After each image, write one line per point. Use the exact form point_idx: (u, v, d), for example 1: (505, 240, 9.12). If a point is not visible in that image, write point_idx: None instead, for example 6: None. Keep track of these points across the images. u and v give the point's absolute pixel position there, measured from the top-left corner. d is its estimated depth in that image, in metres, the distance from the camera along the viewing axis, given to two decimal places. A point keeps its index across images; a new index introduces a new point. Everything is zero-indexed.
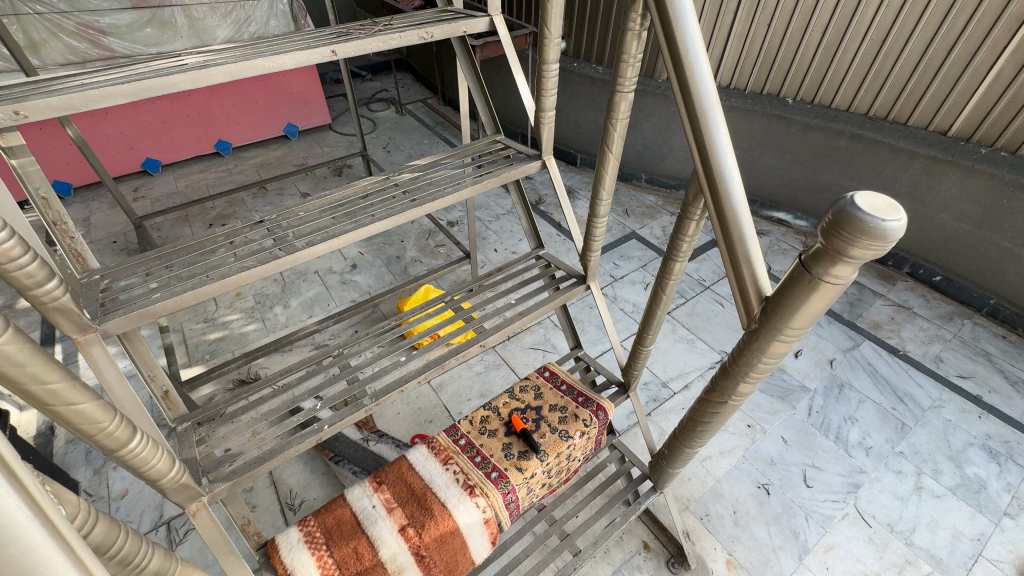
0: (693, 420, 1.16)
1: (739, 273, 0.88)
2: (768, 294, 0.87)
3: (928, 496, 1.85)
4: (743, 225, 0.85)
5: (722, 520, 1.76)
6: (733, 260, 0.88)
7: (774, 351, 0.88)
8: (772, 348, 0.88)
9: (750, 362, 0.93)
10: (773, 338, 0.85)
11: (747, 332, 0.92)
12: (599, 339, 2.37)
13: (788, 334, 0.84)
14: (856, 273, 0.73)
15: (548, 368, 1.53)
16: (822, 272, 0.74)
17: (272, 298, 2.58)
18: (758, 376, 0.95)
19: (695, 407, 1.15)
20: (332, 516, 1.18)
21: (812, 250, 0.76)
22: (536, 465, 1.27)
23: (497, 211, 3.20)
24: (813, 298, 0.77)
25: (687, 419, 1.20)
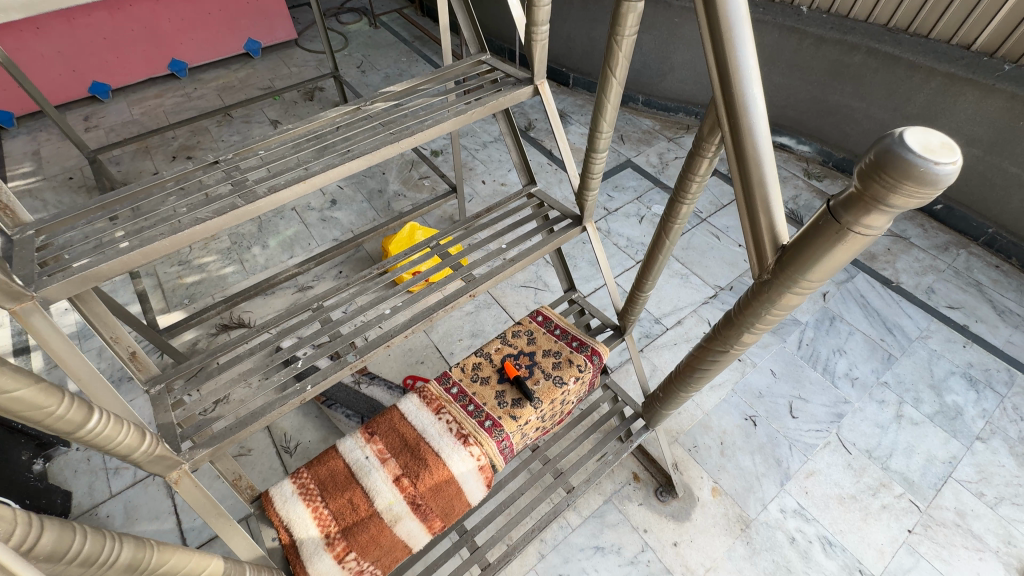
0: (692, 366, 1.14)
1: (756, 219, 0.80)
2: (784, 242, 0.80)
3: (907, 423, 1.91)
4: (765, 165, 0.75)
5: (710, 451, 1.82)
6: (749, 206, 0.80)
7: (785, 302, 0.83)
8: (784, 298, 0.83)
9: (758, 313, 0.88)
10: (787, 289, 0.80)
11: (758, 281, 0.86)
12: (592, 275, 2.31)
13: (804, 286, 0.78)
14: (890, 222, 0.66)
15: (541, 312, 1.48)
16: (853, 222, 0.66)
17: (248, 237, 2.44)
18: (766, 325, 0.91)
19: (694, 352, 1.12)
20: (325, 468, 1.17)
21: (843, 197, 0.68)
22: (530, 412, 1.26)
23: (484, 139, 2.99)
24: (837, 249, 0.70)
25: (684, 364, 1.18)
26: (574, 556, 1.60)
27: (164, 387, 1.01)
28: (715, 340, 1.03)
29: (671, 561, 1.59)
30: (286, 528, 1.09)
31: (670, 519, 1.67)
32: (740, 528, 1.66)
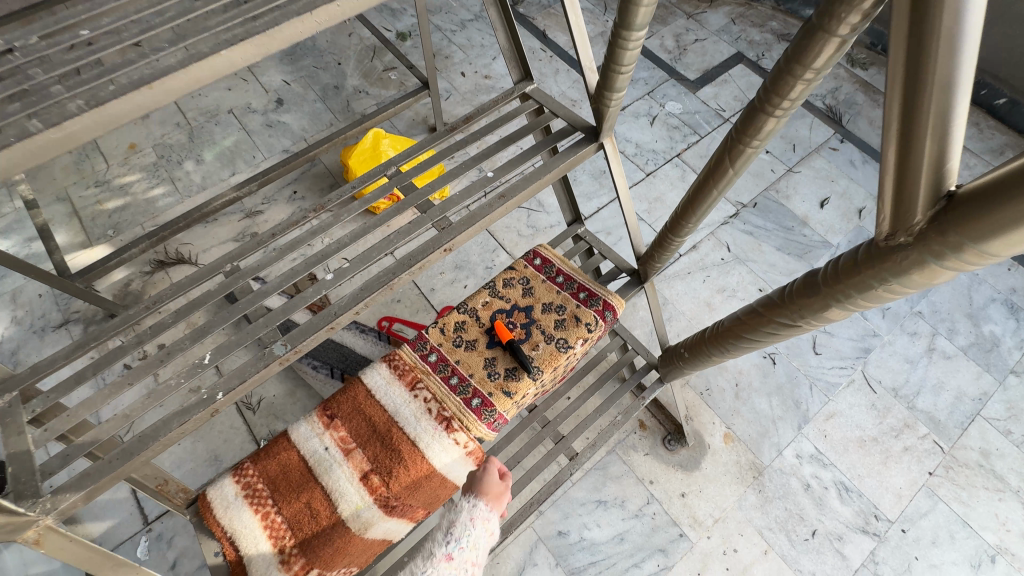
0: (735, 335, 0.89)
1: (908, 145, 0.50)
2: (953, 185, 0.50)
3: (938, 358, 1.74)
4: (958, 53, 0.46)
5: (724, 394, 1.65)
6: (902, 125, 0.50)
7: (913, 280, 0.55)
8: (916, 274, 0.54)
9: (863, 286, 0.60)
10: (934, 259, 0.51)
11: (877, 244, 0.57)
12: (594, 192, 1.95)
13: (965, 259, 0.49)
14: None
15: (539, 253, 1.17)
16: None
17: (178, 150, 2.00)
18: (861, 305, 0.64)
19: (739, 319, 0.86)
20: (275, 463, 0.95)
21: None
22: (528, 386, 1.01)
23: (462, 16, 2.41)
24: None
25: (725, 329, 0.93)
26: (575, 511, 1.48)
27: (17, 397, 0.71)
28: (778, 309, 0.76)
29: (678, 513, 1.49)
30: (230, 540, 0.89)
31: (679, 469, 1.54)
32: (753, 476, 1.54)
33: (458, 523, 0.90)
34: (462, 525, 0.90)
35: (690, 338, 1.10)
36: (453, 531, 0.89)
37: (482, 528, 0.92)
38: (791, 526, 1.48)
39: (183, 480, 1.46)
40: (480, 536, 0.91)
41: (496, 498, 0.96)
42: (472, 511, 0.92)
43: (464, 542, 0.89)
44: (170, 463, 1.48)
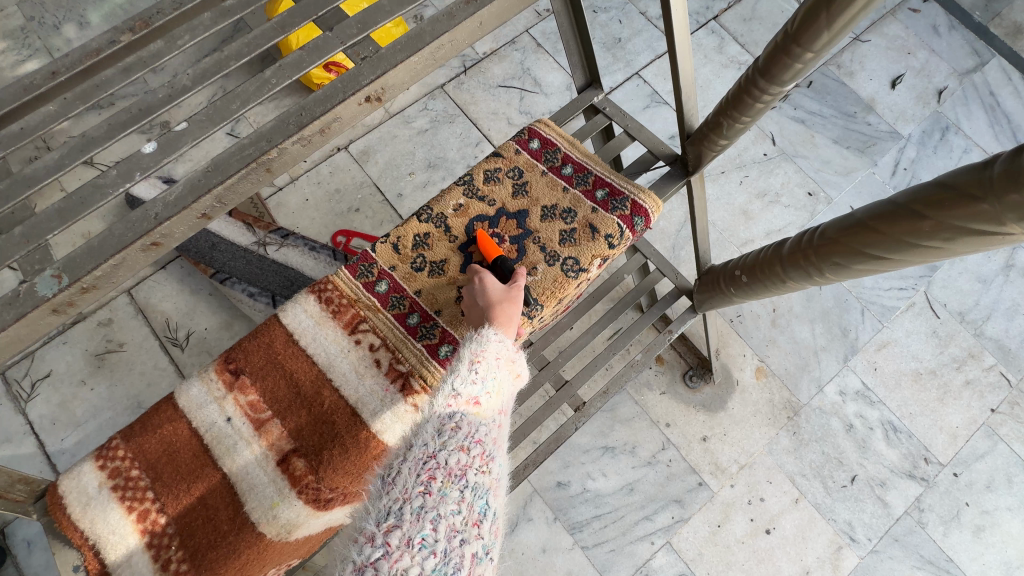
0: (846, 250, 0.57)
1: None
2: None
3: (1017, 276, 1.44)
4: None
5: (758, 321, 1.36)
6: None
7: None
8: None
9: None
10: None
11: None
12: (606, 67, 1.51)
13: None
14: None
15: (537, 132, 0.79)
16: None
17: (53, 8, 1.50)
18: None
19: (858, 228, 0.55)
20: (156, 441, 0.66)
21: None
22: (521, 327, 0.70)
23: None
24: None
25: (823, 241, 0.60)
26: (577, 459, 1.25)
27: None
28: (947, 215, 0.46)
29: (698, 459, 1.26)
30: (94, 550, 0.62)
31: (701, 410, 1.29)
32: (787, 417, 1.30)
33: (482, 358, 0.59)
34: (488, 362, 0.59)
35: (749, 257, 0.78)
36: (476, 367, 0.57)
37: (507, 370, 0.61)
38: (828, 471, 1.27)
39: (101, 432, 1.20)
40: (506, 383, 0.60)
41: (517, 312, 0.65)
42: (498, 346, 0.60)
43: (491, 384, 0.57)
44: (83, 412, 1.21)
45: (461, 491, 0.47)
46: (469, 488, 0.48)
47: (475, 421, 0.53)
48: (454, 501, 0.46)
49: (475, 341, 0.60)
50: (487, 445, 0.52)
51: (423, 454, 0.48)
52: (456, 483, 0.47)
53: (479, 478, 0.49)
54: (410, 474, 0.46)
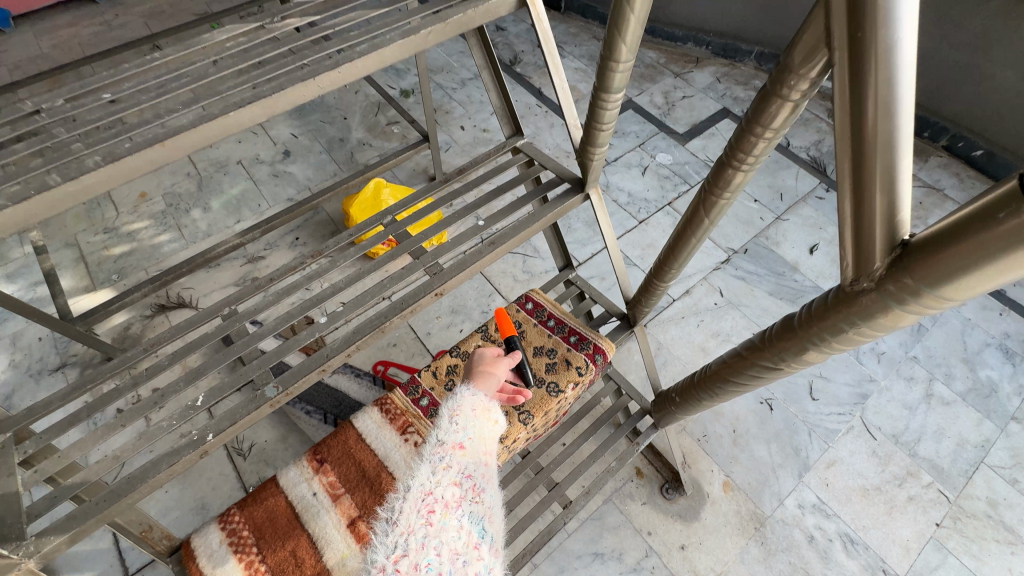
0: (723, 377, 0.91)
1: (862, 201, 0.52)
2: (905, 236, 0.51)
3: (937, 404, 1.73)
4: (900, 115, 0.48)
5: (721, 441, 1.63)
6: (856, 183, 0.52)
7: (888, 322, 0.56)
8: (893, 319, 0.55)
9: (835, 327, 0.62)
10: (892, 305, 0.53)
11: (846, 286, 0.58)
12: (588, 239, 2.01)
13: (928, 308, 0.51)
14: None
15: (531, 298, 1.20)
16: None
17: (187, 198, 2.08)
18: (840, 347, 0.65)
19: (728, 360, 0.88)
20: (262, 509, 0.94)
21: None
22: (519, 430, 1.00)
23: (462, 75, 2.57)
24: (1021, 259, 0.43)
25: (713, 370, 0.94)
26: (571, 565, 1.43)
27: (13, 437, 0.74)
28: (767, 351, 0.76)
29: (678, 567, 1.43)
30: None
31: (678, 519, 1.50)
32: (754, 528, 1.49)
33: (460, 412, 0.80)
34: (466, 415, 0.80)
35: (680, 382, 1.11)
36: (456, 421, 0.78)
37: (483, 418, 0.82)
38: None
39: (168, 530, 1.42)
40: (486, 428, 0.81)
41: (492, 375, 0.88)
42: (472, 400, 0.82)
43: (471, 430, 0.78)
44: (156, 511, 1.44)
45: (454, 521, 0.67)
46: (462, 518, 0.68)
47: (463, 461, 0.74)
48: (451, 529, 0.66)
49: (455, 400, 0.82)
50: (474, 483, 0.72)
51: (422, 495, 0.68)
52: (451, 516, 0.67)
53: (469, 510, 0.69)
54: (413, 513, 0.66)
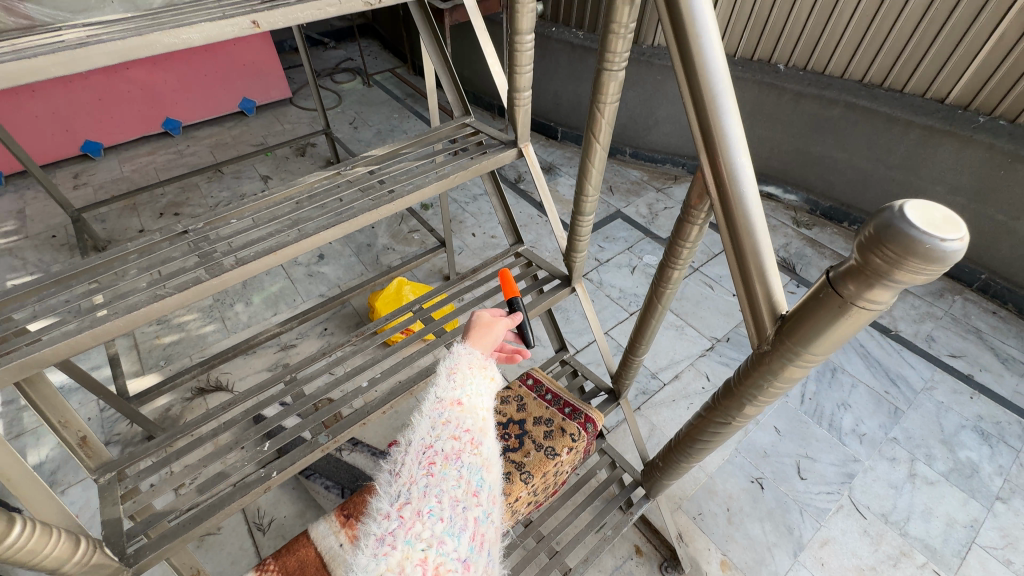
0: (691, 437, 1.07)
1: (750, 288, 0.75)
2: (783, 312, 0.74)
3: (922, 483, 1.81)
4: (758, 232, 0.71)
5: (716, 519, 1.71)
6: (743, 274, 0.75)
7: (788, 376, 0.77)
8: (787, 372, 0.77)
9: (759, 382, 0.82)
10: (788, 362, 0.75)
11: (757, 351, 0.80)
12: (584, 329, 2.24)
13: (806, 359, 0.73)
14: (894, 296, 0.61)
15: (532, 375, 1.41)
16: (854, 296, 0.62)
17: (232, 294, 2.38)
18: (767, 399, 0.85)
19: (693, 422, 1.05)
20: (295, 557, 1.06)
21: (843, 267, 0.63)
22: (520, 487, 1.15)
23: (474, 191, 3.01)
24: (841, 324, 0.65)
25: (684, 433, 1.11)
26: None
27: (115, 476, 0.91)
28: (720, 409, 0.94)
29: None
30: None
31: None
32: None
33: (458, 369, 0.71)
34: (465, 371, 0.71)
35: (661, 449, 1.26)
36: (454, 376, 0.70)
37: (481, 373, 0.72)
38: None
39: None
40: (486, 383, 0.72)
41: (491, 333, 0.78)
42: (469, 356, 0.73)
43: (470, 385, 0.69)
44: None
45: (456, 471, 0.59)
46: (463, 468, 0.60)
47: (462, 416, 0.65)
48: (452, 479, 0.59)
49: (453, 357, 0.73)
50: (473, 434, 0.64)
51: (422, 449, 0.61)
52: (452, 466, 0.60)
53: (470, 461, 0.61)
54: (414, 464, 0.60)
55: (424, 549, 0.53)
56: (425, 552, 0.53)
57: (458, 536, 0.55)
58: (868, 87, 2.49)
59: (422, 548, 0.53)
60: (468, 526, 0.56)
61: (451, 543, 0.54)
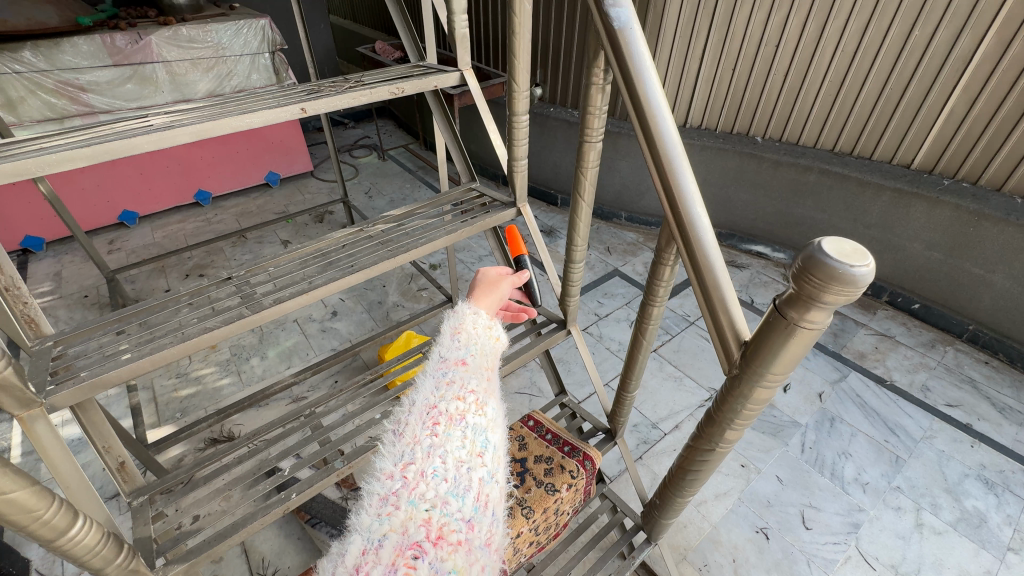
0: (682, 469, 1.10)
1: (716, 318, 0.84)
2: (747, 336, 0.83)
3: (930, 533, 1.79)
4: (718, 270, 0.81)
5: (722, 570, 1.69)
6: (709, 307, 0.84)
7: (758, 399, 0.85)
8: (755, 395, 0.84)
9: (735, 407, 0.89)
10: (755, 383, 0.83)
11: (728, 376, 0.88)
12: (585, 380, 2.32)
13: (770, 379, 0.81)
14: (829, 316, 0.71)
15: (533, 417, 1.49)
16: (798, 317, 0.72)
17: (249, 349, 2.51)
18: (744, 422, 0.92)
19: (683, 453, 1.09)
20: None
21: (786, 295, 0.74)
22: (523, 522, 1.19)
23: (479, 252, 3.21)
24: (792, 344, 0.75)
25: (675, 466, 1.14)
26: None
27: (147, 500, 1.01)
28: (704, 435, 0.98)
29: None
30: None
31: None
32: None
33: (462, 329, 0.70)
34: (469, 331, 0.69)
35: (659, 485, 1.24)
36: (458, 337, 0.68)
37: (485, 332, 0.71)
38: None
39: None
40: (490, 344, 0.70)
41: (492, 295, 0.81)
42: (474, 317, 0.72)
43: (474, 346, 0.68)
44: None
45: (461, 431, 0.57)
46: (467, 428, 0.58)
47: (465, 375, 0.63)
48: (456, 439, 0.56)
49: (457, 317, 0.72)
50: (479, 393, 0.62)
51: (426, 408, 0.59)
52: (456, 426, 0.58)
53: (475, 420, 0.59)
54: (417, 424, 0.58)
55: (427, 509, 0.51)
56: (428, 512, 0.51)
57: (462, 497, 0.53)
58: (839, 155, 2.74)
59: (426, 508, 0.51)
60: (473, 486, 0.54)
61: (456, 504, 0.52)
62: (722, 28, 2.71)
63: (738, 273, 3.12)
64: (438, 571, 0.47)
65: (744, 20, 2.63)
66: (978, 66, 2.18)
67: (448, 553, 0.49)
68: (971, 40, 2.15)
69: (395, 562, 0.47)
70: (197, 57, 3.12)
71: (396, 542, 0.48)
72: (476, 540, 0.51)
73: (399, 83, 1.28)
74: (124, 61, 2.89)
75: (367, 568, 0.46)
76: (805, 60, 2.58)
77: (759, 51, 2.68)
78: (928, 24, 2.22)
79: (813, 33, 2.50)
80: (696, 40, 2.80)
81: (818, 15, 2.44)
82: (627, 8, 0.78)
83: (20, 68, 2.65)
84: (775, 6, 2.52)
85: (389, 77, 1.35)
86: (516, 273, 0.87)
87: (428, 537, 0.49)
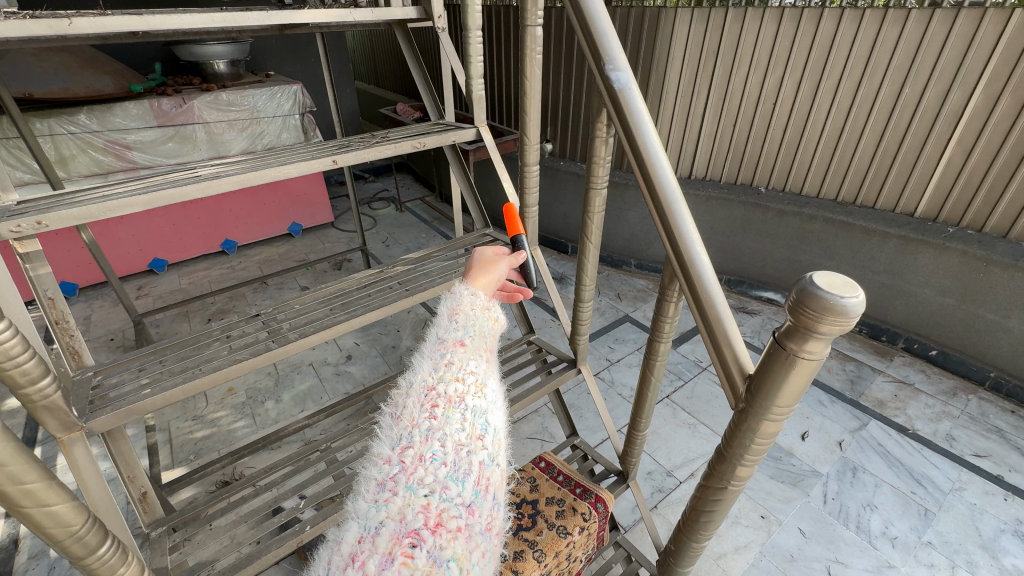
0: (694, 510, 0.95)
1: (720, 352, 0.81)
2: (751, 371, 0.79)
3: None
4: (716, 303, 0.80)
5: None
6: (714, 341, 0.81)
7: (766, 433, 0.78)
8: (763, 429, 0.78)
9: (742, 445, 0.82)
10: (762, 419, 0.76)
11: (735, 412, 0.82)
12: (598, 426, 2.30)
13: (776, 414, 0.75)
14: (830, 348, 0.67)
15: (544, 458, 1.50)
16: (797, 349, 0.68)
17: (264, 392, 2.54)
18: (756, 459, 0.82)
19: (697, 491, 0.94)
20: None
21: (783, 328, 0.70)
22: (533, 566, 1.17)
23: None
24: (791, 376, 0.70)
25: (687, 508, 0.97)
26: None
27: (164, 530, 1.10)
28: (711, 476, 0.90)
29: None
30: None
31: None
32: None
33: (460, 311, 0.74)
34: (466, 313, 0.74)
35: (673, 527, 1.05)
36: (455, 319, 0.73)
37: (484, 314, 0.76)
38: None
39: None
40: (487, 325, 0.75)
41: (491, 278, 0.85)
42: (472, 298, 0.77)
43: (470, 326, 0.72)
44: None
45: (460, 415, 0.61)
46: (465, 412, 0.62)
47: (462, 356, 0.67)
48: (454, 423, 0.60)
49: (455, 299, 0.77)
50: (476, 377, 0.66)
51: (425, 391, 0.63)
52: (454, 410, 0.61)
53: (473, 404, 0.63)
54: (416, 408, 0.62)
55: (426, 495, 0.54)
56: (427, 499, 0.54)
57: (461, 482, 0.56)
58: (842, 204, 2.81)
59: (424, 494, 0.54)
60: (472, 471, 0.58)
61: (455, 489, 0.55)
62: (722, 88, 2.89)
63: (749, 320, 3.11)
64: (436, 557, 0.50)
65: (742, 80, 2.81)
66: (969, 120, 2.29)
67: (446, 540, 0.52)
68: (962, 95, 2.27)
69: (392, 550, 0.49)
70: (234, 118, 3.39)
71: (393, 530, 0.51)
72: (475, 525, 0.55)
73: (422, 137, 1.41)
74: (167, 122, 3.15)
75: (363, 555, 0.49)
76: (803, 114, 2.72)
77: (758, 108, 2.83)
78: (917, 82, 2.35)
79: (808, 91, 2.65)
80: (697, 98, 2.98)
81: (811, 74, 2.60)
82: (625, 71, 0.85)
83: (74, 130, 2.91)
84: (769, 69, 2.70)
85: (412, 132, 1.48)
86: (513, 254, 0.92)
87: (426, 524, 0.52)
